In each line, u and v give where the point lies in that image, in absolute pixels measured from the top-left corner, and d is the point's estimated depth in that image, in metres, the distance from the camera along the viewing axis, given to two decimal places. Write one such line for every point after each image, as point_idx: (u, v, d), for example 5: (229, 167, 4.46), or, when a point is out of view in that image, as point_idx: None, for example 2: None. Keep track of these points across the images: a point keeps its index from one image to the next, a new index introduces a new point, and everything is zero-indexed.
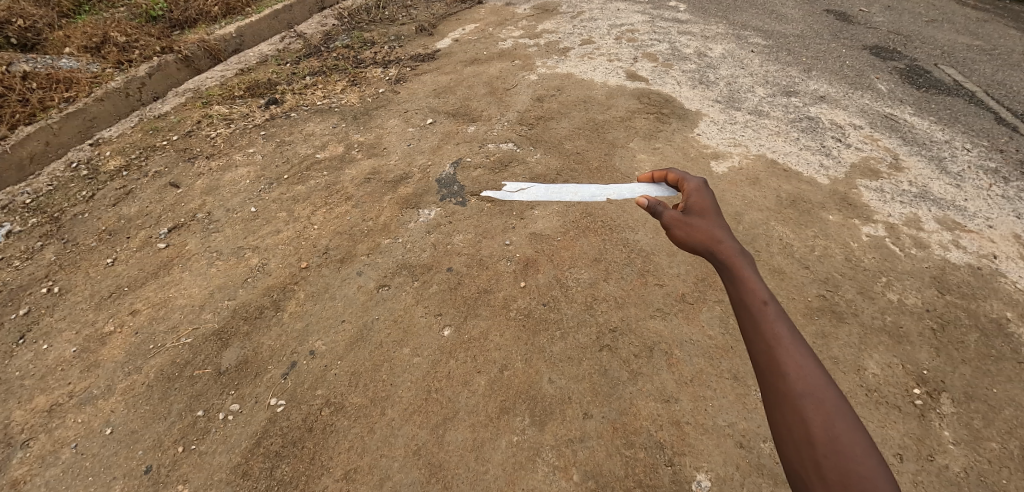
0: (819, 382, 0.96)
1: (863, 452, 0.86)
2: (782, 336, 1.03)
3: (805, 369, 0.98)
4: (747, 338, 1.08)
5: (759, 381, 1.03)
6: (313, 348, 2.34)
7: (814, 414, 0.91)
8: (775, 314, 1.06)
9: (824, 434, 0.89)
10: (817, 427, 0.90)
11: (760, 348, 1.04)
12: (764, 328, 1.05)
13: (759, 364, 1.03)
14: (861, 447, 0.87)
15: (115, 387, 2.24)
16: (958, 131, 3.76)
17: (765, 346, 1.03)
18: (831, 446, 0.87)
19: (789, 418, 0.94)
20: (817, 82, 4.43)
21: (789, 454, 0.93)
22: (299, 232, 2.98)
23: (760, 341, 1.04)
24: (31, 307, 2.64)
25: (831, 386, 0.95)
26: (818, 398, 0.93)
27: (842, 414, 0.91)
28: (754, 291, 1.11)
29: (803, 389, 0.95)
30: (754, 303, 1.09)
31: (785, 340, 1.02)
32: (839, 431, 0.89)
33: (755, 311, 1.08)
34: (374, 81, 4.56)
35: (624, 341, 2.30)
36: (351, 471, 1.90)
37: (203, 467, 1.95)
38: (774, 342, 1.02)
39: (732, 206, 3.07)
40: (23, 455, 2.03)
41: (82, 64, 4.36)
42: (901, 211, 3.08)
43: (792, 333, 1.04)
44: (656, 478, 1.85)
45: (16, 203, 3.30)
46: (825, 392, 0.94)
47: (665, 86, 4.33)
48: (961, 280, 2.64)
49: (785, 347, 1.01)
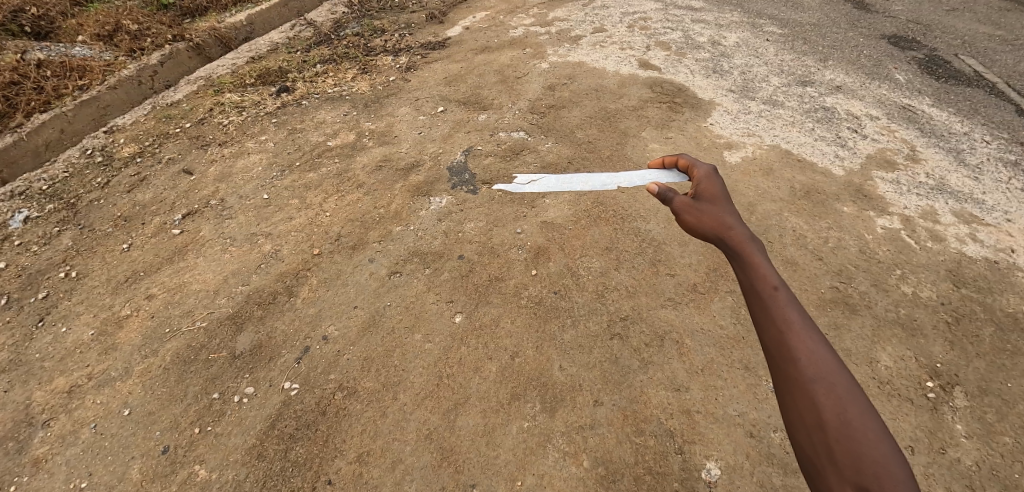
0: (832, 368, 0.94)
1: (876, 438, 0.84)
2: (794, 322, 1.01)
3: (817, 355, 0.96)
4: (759, 324, 1.06)
5: (770, 367, 1.02)
6: (326, 333, 2.37)
7: (825, 400, 0.90)
8: (786, 300, 1.04)
9: (836, 420, 0.88)
10: (829, 412, 0.89)
11: (771, 335, 1.03)
12: (775, 314, 1.03)
13: (771, 350, 1.02)
14: (873, 432, 0.85)
15: (133, 370, 2.29)
16: (978, 123, 3.68)
17: (777, 332, 1.02)
18: (844, 431, 0.86)
19: (801, 403, 0.93)
20: (833, 71, 4.36)
21: (802, 440, 0.92)
22: (311, 219, 3.00)
23: (771, 327, 1.03)
24: (49, 291, 2.69)
25: (844, 372, 0.93)
26: (829, 383, 0.92)
27: (853, 398, 0.90)
28: (765, 277, 1.09)
29: (814, 374, 0.94)
30: (764, 289, 1.07)
31: (796, 326, 1.01)
32: (852, 416, 0.87)
33: (766, 297, 1.06)
34: (384, 69, 4.55)
35: (635, 329, 2.31)
36: (364, 454, 1.93)
37: (219, 448, 1.98)
38: (785, 327, 1.01)
39: (745, 197, 3.05)
40: (44, 434, 2.08)
41: (95, 52, 4.40)
42: (917, 204, 3.04)
43: (804, 318, 1.02)
44: (666, 466, 1.86)
45: (33, 189, 3.34)
46: (837, 377, 0.93)
47: (677, 75, 4.28)
48: (977, 274, 2.61)
49: (796, 333, 0.99)
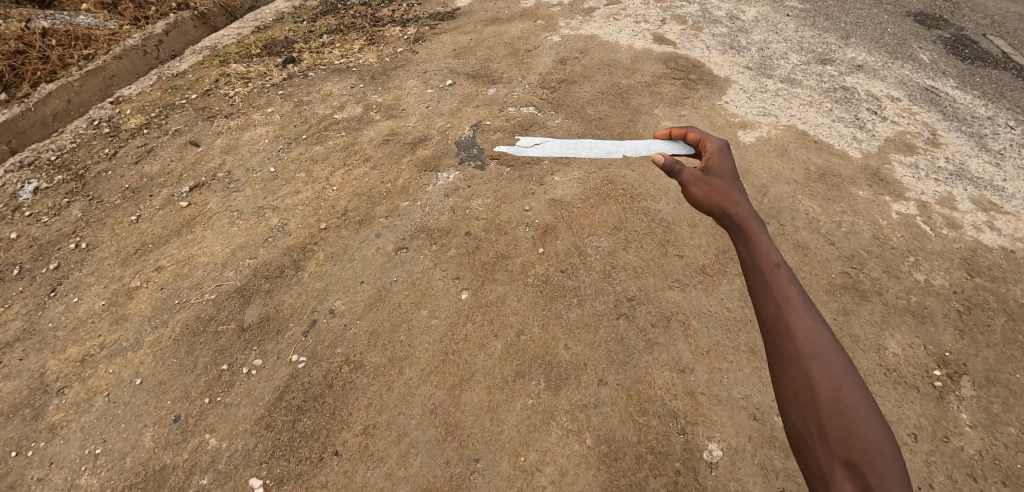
0: (828, 345, 0.90)
1: (867, 415, 0.82)
2: (794, 298, 0.96)
3: (815, 332, 0.91)
4: (756, 300, 1.01)
5: (764, 342, 0.97)
6: (332, 307, 2.38)
7: (820, 375, 0.86)
8: (787, 276, 0.98)
9: (830, 396, 0.84)
10: (823, 389, 0.85)
11: (768, 309, 0.97)
12: (774, 289, 0.97)
13: (766, 324, 0.97)
14: (865, 410, 0.83)
15: (143, 340, 2.32)
16: (1003, 107, 3.56)
17: (775, 306, 0.96)
18: (837, 407, 0.83)
19: (794, 378, 0.89)
20: (854, 49, 4.22)
21: (791, 414, 0.89)
22: (318, 193, 2.98)
23: (769, 302, 0.97)
24: (61, 262, 2.72)
25: (838, 350, 0.90)
26: (824, 360, 0.88)
27: (848, 376, 0.86)
28: (767, 253, 1.03)
29: (810, 351, 0.89)
30: (765, 265, 1.01)
31: (796, 302, 0.95)
32: (845, 393, 0.84)
33: (767, 273, 1.00)
34: (392, 40, 4.46)
35: (641, 310, 2.30)
36: (369, 427, 1.95)
37: (229, 417, 2.02)
38: (784, 302, 0.95)
39: (758, 178, 2.99)
40: (59, 401, 2.12)
41: (99, 20, 4.34)
42: (935, 190, 2.97)
43: (803, 295, 0.97)
44: (668, 446, 1.87)
45: (41, 160, 3.33)
46: (833, 355, 0.89)
47: (693, 50, 4.15)
48: (992, 263, 2.56)
49: (795, 308, 0.94)
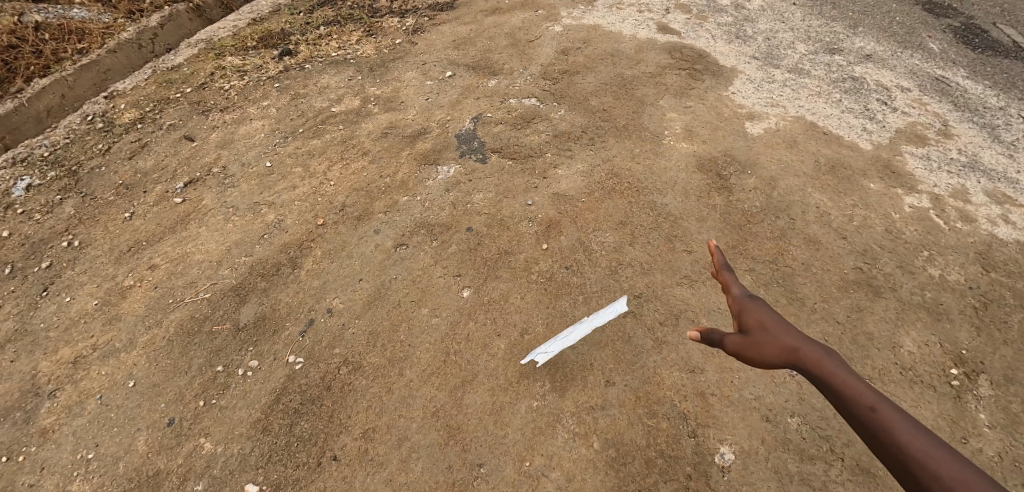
0: (867, 395, 0.92)
1: (934, 451, 0.80)
2: (820, 359, 1.01)
3: (852, 389, 0.94)
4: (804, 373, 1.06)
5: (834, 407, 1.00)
6: (330, 306, 2.32)
7: (874, 430, 0.88)
8: (805, 341, 1.05)
9: (892, 448, 0.84)
10: (885, 443, 0.86)
11: (810, 378, 1.03)
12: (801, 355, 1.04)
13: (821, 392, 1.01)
14: (929, 448, 0.80)
15: (137, 341, 2.26)
16: (1016, 98, 3.47)
17: (810, 374, 1.02)
18: (900, 457, 0.83)
19: (865, 440, 0.90)
20: (863, 39, 4.12)
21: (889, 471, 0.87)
22: (315, 188, 2.91)
23: (804, 371, 1.03)
24: (53, 261, 2.65)
25: (883, 396, 0.91)
26: (871, 412, 0.90)
27: (900, 420, 0.86)
28: (777, 322, 1.11)
29: (856, 409, 0.92)
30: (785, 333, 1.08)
31: (824, 363, 1.00)
32: (900, 438, 0.84)
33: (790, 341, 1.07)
34: (390, 31, 4.36)
35: (649, 308, 2.23)
36: (369, 430, 1.89)
37: (224, 421, 1.96)
38: (813, 366, 1.01)
39: (767, 171, 2.91)
40: (51, 404, 2.07)
41: (93, 13, 4.23)
42: (948, 182, 2.89)
43: (828, 353, 1.01)
44: (678, 449, 1.81)
45: (34, 156, 3.25)
46: (876, 405, 0.90)
47: (698, 40, 4.06)
48: (1008, 258, 2.49)
49: (824, 370, 0.99)
